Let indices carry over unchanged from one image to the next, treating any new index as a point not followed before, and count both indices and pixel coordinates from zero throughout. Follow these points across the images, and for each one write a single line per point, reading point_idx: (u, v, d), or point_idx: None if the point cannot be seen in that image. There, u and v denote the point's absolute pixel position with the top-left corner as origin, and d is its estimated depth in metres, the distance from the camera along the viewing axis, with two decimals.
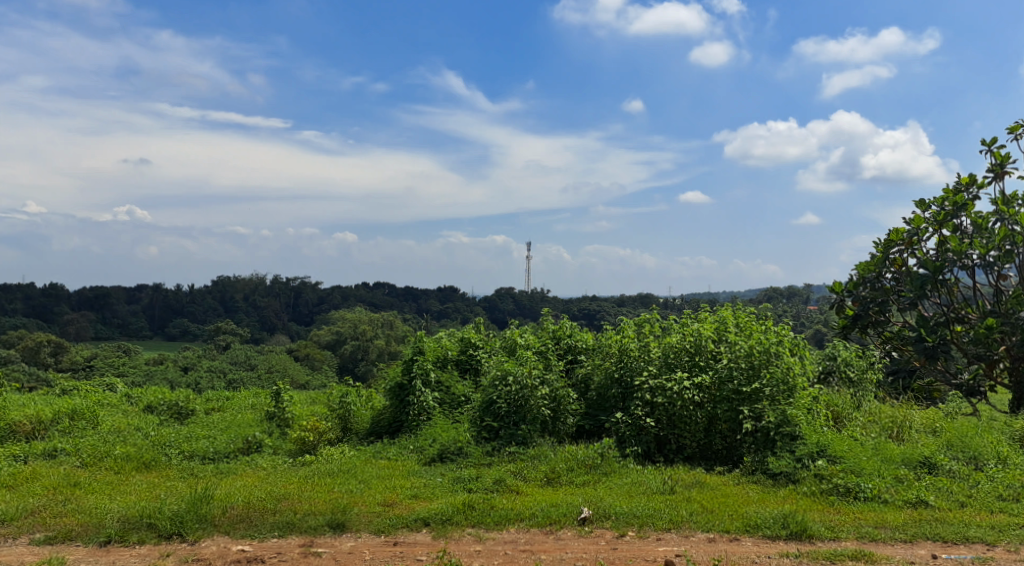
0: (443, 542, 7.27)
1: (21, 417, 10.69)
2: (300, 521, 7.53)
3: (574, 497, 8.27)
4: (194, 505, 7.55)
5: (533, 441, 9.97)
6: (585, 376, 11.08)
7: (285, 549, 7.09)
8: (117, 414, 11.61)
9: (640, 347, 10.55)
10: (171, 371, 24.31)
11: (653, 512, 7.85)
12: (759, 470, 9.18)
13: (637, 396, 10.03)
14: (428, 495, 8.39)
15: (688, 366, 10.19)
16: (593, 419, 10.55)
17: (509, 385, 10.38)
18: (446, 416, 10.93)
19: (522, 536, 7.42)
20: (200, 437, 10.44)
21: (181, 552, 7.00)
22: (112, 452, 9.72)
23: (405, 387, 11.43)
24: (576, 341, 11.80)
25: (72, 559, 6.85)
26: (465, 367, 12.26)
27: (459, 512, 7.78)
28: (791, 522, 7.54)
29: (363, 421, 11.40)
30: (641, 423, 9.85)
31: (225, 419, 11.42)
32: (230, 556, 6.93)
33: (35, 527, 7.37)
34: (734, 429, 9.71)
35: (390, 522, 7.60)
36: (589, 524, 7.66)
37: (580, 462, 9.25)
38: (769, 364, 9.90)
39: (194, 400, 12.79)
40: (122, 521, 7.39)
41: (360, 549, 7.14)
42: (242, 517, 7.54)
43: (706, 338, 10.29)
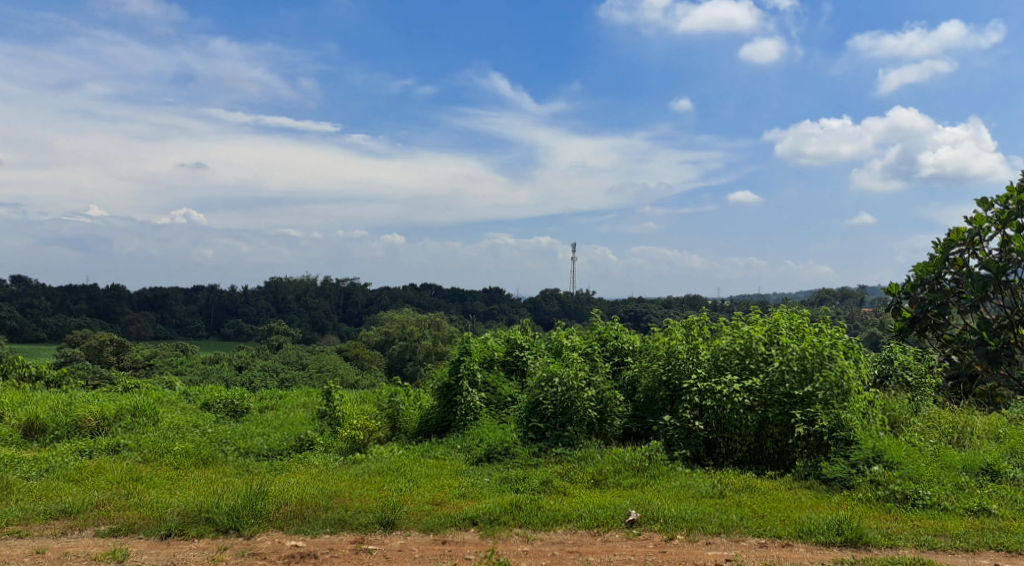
0: (490, 542, 7.31)
1: (87, 413, 11.06)
2: (352, 518, 7.66)
3: (622, 499, 8.25)
4: (250, 501, 7.74)
5: (580, 442, 9.97)
6: (632, 378, 11.00)
7: (337, 545, 7.21)
8: (176, 411, 11.93)
9: (688, 350, 10.42)
10: (226, 370, 24.85)
11: (703, 516, 7.78)
12: (812, 475, 9.05)
13: (685, 400, 9.93)
14: (476, 494, 8.46)
15: (737, 368, 10.07)
16: (640, 421, 10.50)
17: (555, 387, 10.40)
18: (493, 416, 11.00)
19: (570, 537, 7.43)
20: (254, 435, 10.68)
21: (238, 546, 7.16)
22: (172, 448, 10.00)
23: (452, 387, 11.52)
24: (623, 342, 11.74)
25: (135, 551, 7.06)
26: (512, 367, 12.32)
27: (507, 512, 7.82)
28: (847, 529, 7.42)
29: (412, 421, 11.51)
30: (689, 426, 9.75)
31: (278, 418, 11.67)
32: (284, 551, 7.07)
33: (100, 519, 7.62)
34: (786, 433, 9.56)
35: (439, 520, 7.68)
36: (637, 527, 7.63)
37: (627, 464, 9.21)
38: (822, 367, 9.73)
39: (249, 398, 13.09)
40: (181, 515, 7.60)
41: (409, 547, 7.22)
42: (295, 514, 7.68)
43: (756, 340, 10.16)
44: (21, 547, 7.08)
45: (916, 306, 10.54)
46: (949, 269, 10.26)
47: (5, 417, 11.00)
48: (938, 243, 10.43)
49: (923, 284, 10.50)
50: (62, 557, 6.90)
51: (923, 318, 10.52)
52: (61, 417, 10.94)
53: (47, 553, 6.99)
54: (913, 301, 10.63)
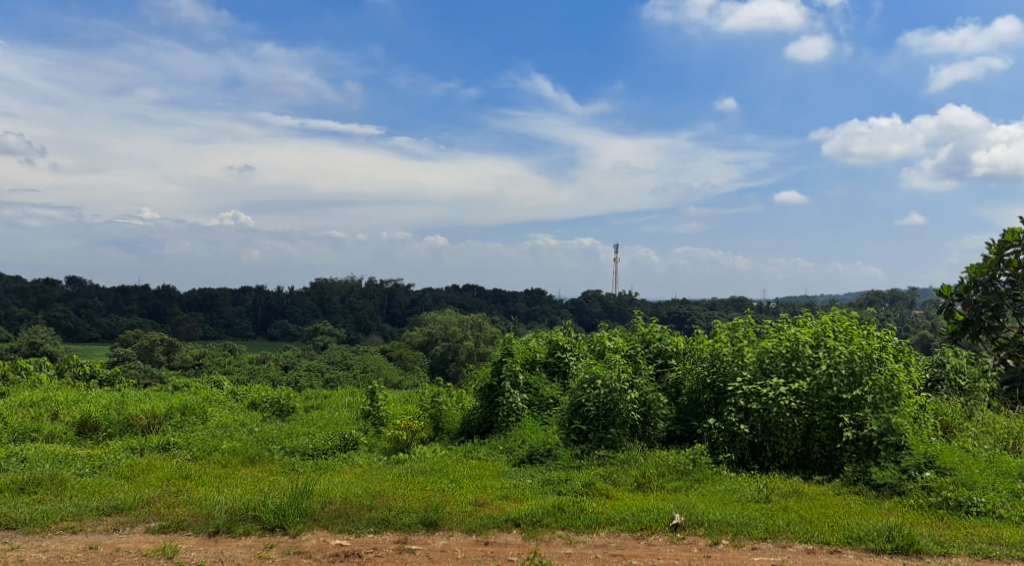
0: (533, 544, 7.30)
1: (138, 412, 11.31)
2: (395, 517, 7.72)
3: (666, 503, 8.17)
4: (296, 500, 7.85)
5: (623, 444, 9.90)
6: (675, 381, 10.86)
7: (381, 545, 7.26)
8: (225, 410, 12.16)
9: (733, 352, 10.26)
10: (273, 370, 25.24)
11: (748, 520, 7.67)
12: (861, 480, 8.87)
13: (730, 402, 9.79)
14: (519, 495, 8.46)
15: (783, 371, 9.88)
16: (684, 424, 10.38)
17: (598, 389, 10.35)
18: (535, 418, 10.99)
19: (614, 540, 7.39)
20: (300, 434, 10.84)
21: (284, 544, 7.26)
22: (219, 447, 10.19)
23: (495, 387, 11.54)
24: (666, 345, 11.62)
25: (184, 548, 7.19)
26: (554, 369, 12.30)
27: (549, 514, 7.80)
28: (897, 535, 7.26)
29: (455, 421, 11.55)
30: (734, 429, 9.60)
31: (323, 417, 11.83)
32: (329, 550, 7.15)
33: (151, 516, 7.79)
34: (834, 437, 9.42)
35: (481, 522, 7.69)
36: (681, 531, 7.54)
37: (671, 467, 9.13)
38: (871, 371, 9.53)
39: (295, 398, 13.28)
40: (229, 513, 7.73)
41: (452, 548, 7.25)
42: (340, 513, 7.77)
43: (803, 343, 9.96)
44: (74, 542, 7.27)
45: (970, 309, 10.23)
46: (1004, 270, 9.94)
47: (60, 415, 11.30)
48: (993, 243, 10.12)
49: (976, 286, 10.18)
50: (114, 553, 7.06)
51: (976, 321, 10.22)
52: (114, 415, 11.21)
53: (100, 548, 7.16)
54: (967, 304, 10.31)
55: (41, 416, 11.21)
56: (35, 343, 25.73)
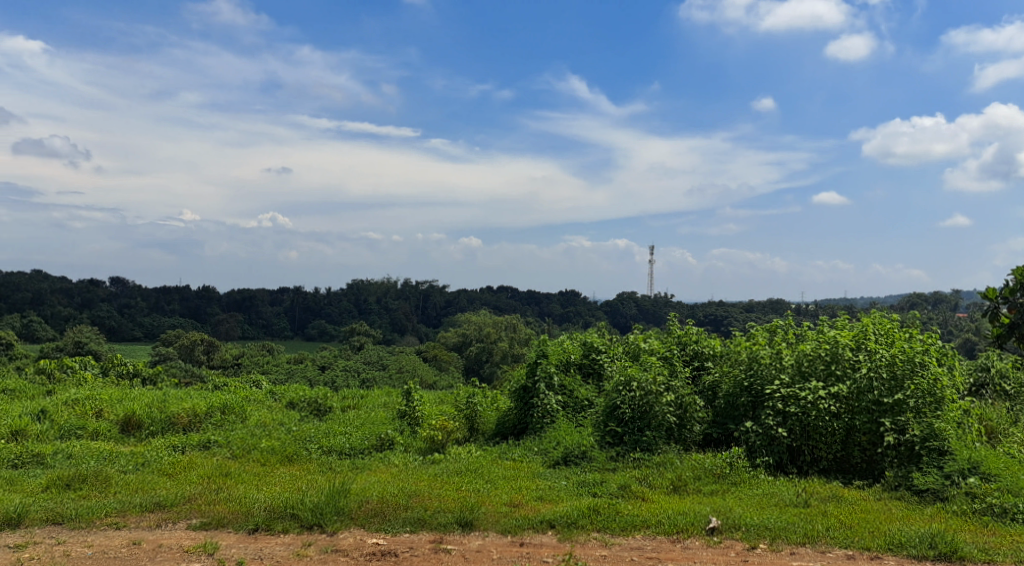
0: (568, 546, 7.29)
1: (180, 411, 11.52)
2: (431, 517, 7.77)
3: (703, 506, 8.11)
4: (333, 498, 7.94)
5: (659, 447, 9.85)
6: (712, 383, 10.75)
7: (417, 544, 7.31)
8: (263, 410, 12.33)
9: (771, 355, 10.15)
10: (310, 370, 25.52)
11: (787, 525, 7.59)
12: (903, 485, 8.73)
13: (768, 405, 9.68)
14: (554, 497, 8.46)
15: (823, 375, 9.73)
16: (721, 427, 10.27)
17: (633, 391, 10.29)
18: (570, 419, 10.97)
19: (650, 543, 7.36)
20: (337, 434, 10.95)
21: (322, 543, 7.35)
22: (258, 445, 10.34)
23: (530, 389, 11.53)
24: (703, 347, 11.51)
25: (224, 544, 7.31)
26: (588, 371, 12.27)
27: (584, 516, 7.79)
28: (940, 542, 7.13)
29: (489, 422, 11.58)
30: (772, 433, 9.49)
31: (360, 417, 11.94)
32: (366, 548, 7.22)
33: (192, 513, 7.94)
34: (875, 442, 9.28)
35: (516, 523, 7.70)
36: (718, 535, 7.48)
37: (707, 471, 9.06)
38: (913, 375, 9.39)
39: (332, 397, 13.42)
40: (269, 511, 7.85)
41: (488, 548, 7.28)
42: (376, 511, 7.84)
43: (843, 346, 9.80)
44: (119, 538, 7.42)
45: (1015, 312, 9.99)
46: None
47: (104, 413, 11.54)
48: None
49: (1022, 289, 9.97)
50: (157, 549, 7.20)
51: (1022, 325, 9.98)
52: (156, 413, 11.43)
53: (143, 544, 7.31)
54: (1012, 307, 10.07)
55: (86, 414, 11.47)
56: (80, 342, 26.30)
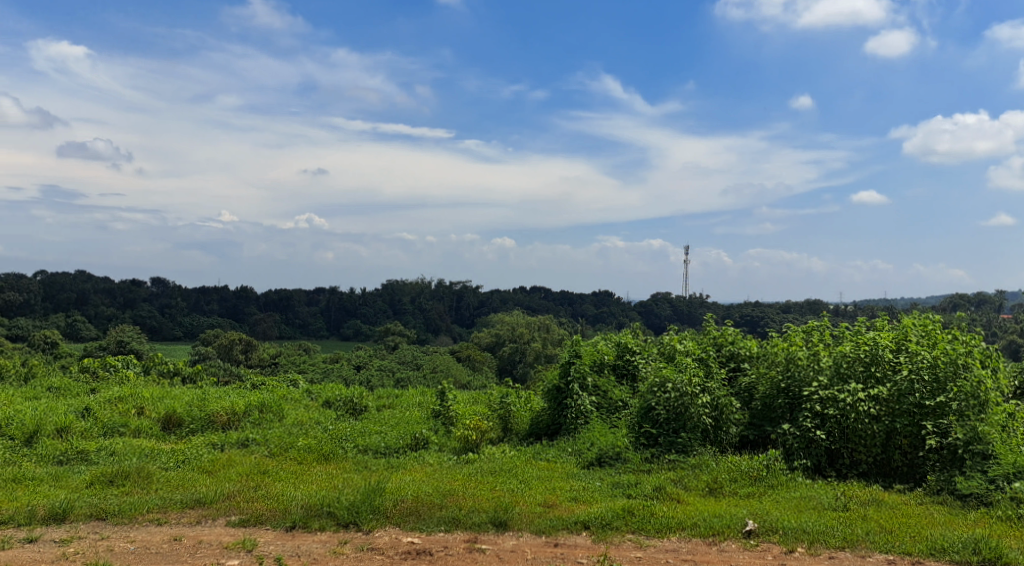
0: (603, 547, 7.27)
1: (219, 409, 11.71)
2: (466, 517, 7.80)
3: (739, 509, 8.03)
4: (369, 497, 8.01)
5: (694, 449, 9.77)
6: (748, 385, 10.63)
7: (451, 544, 7.34)
8: (300, 408, 12.49)
9: (809, 356, 10.02)
10: (346, 369, 25.75)
11: (825, 528, 7.49)
12: (946, 490, 8.57)
13: (806, 408, 9.57)
14: (589, 498, 8.45)
15: (862, 377, 9.59)
16: (757, 429, 10.16)
17: (668, 393, 10.22)
18: (604, 421, 10.94)
19: (685, 545, 7.31)
20: (372, 433, 11.05)
21: (358, 540, 7.42)
22: (296, 444, 10.46)
23: (563, 389, 11.51)
24: (739, 348, 11.39)
25: (263, 541, 7.42)
26: (623, 371, 12.22)
27: (619, 518, 7.76)
28: (984, 548, 6.99)
29: (523, 422, 11.58)
30: (810, 435, 9.39)
31: (395, 417, 12.03)
32: (401, 547, 7.27)
33: (232, 510, 8.06)
34: (916, 445, 9.12)
35: (551, 523, 7.70)
36: (754, 538, 7.42)
37: (744, 473, 8.96)
38: (956, 377, 9.22)
39: (368, 397, 13.54)
40: (305, 508, 7.94)
41: (522, 548, 7.29)
42: (412, 510, 7.90)
43: (883, 347, 9.64)
44: (160, 534, 7.57)
45: None
46: None
47: (146, 411, 11.76)
48: None
49: None
50: (197, 545, 7.33)
51: None
52: (196, 412, 11.62)
53: (184, 540, 7.44)
54: None
55: (128, 411, 11.70)
56: (122, 342, 26.84)
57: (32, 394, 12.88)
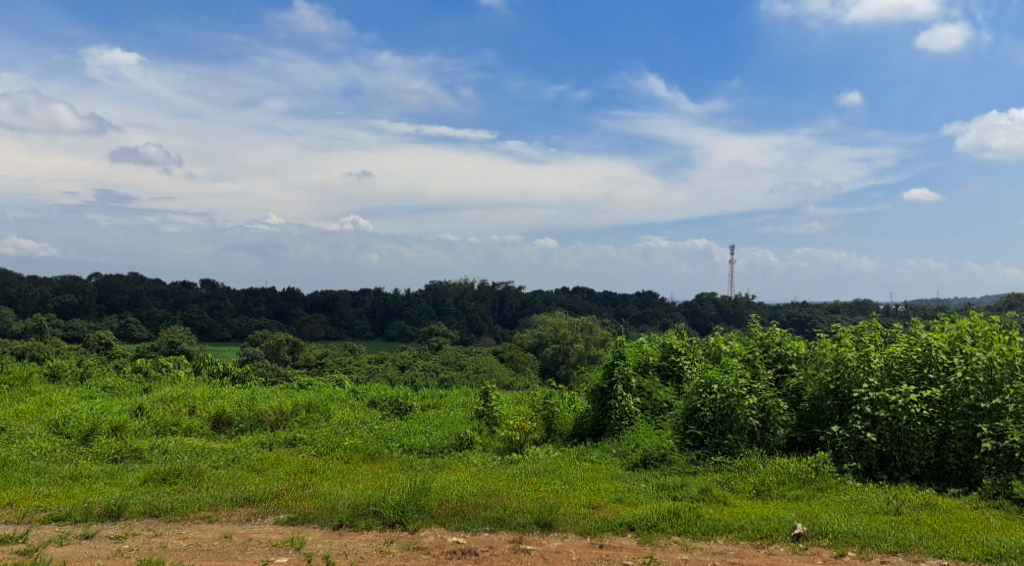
0: (648, 549, 7.23)
1: (267, 409, 11.91)
2: (511, 517, 7.81)
3: (787, 512, 7.91)
4: (414, 497, 8.07)
5: (741, 451, 9.64)
6: (796, 386, 10.47)
7: (496, 544, 7.36)
8: (347, 408, 12.65)
9: (859, 357, 9.74)
10: (391, 370, 25.96)
11: (877, 532, 7.33)
12: (1002, 494, 8.34)
13: (856, 409, 9.38)
14: (633, 499, 8.40)
15: (915, 378, 9.41)
16: (806, 431, 10.01)
17: (714, 394, 10.09)
18: (649, 422, 10.87)
19: (732, 548, 7.22)
20: (417, 433, 11.14)
21: (404, 539, 7.48)
22: (342, 443, 10.57)
23: (607, 390, 11.44)
24: (786, 349, 11.16)
25: (311, 539, 7.52)
26: (668, 373, 12.12)
27: (665, 519, 7.70)
28: None
29: (567, 423, 11.56)
30: (861, 438, 9.22)
31: (439, 417, 12.10)
32: (446, 547, 7.31)
33: (280, 508, 8.19)
34: (971, 448, 8.89)
35: (595, 524, 7.68)
36: (804, 541, 7.30)
37: (792, 475, 8.82)
38: (1013, 379, 8.92)
39: (413, 396, 13.64)
40: (352, 507, 8.03)
41: (567, 549, 7.28)
42: (457, 510, 7.95)
43: (936, 349, 9.46)
44: (211, 531, 7.72)
45: None
46: None
47: (197, 410, 12.01)
48: None
49: None
50: (247, 542, 7.46)
51: None
52: (245, 411, 11.84)
53: (234, 537, 7.58)
54: None
55: (180, 411, 11.96)
56: (173, 342, 27.42)
57: (88, 393, 13.24)
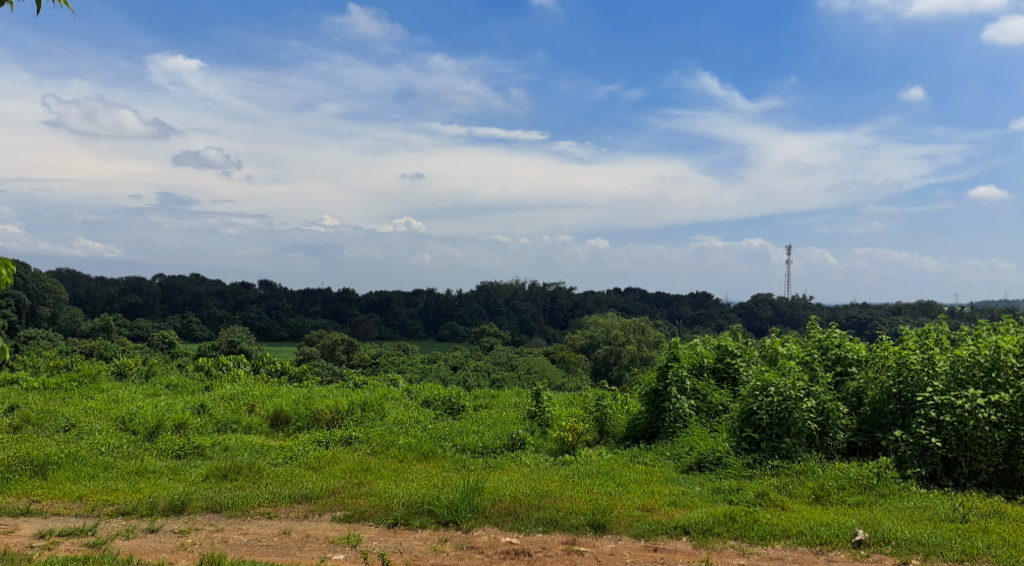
0: (704, 553, 7.15)
1: (323, 408, 12.10)
2: (563, 519, 7.80)
3: (847, 518, 7.73)
4: (468, 496, 8.12)
5: (799, 455, 9.44)
6: (856, 390, 10.17)
7: (550, 544, 7.36)
8: (401, 407, 12.79)
9: (923, 361, 9.54)
10: (443, 369, 26.14)
11: (942, 540, 7.12)
12: None
13: (919, 414, 9.12)
14: (688, 503, 8.31)
15: (982, 382, 9.11)
16: (867, 435, 9.77)
17: (771, 397, 9.89)
18: (704, 425, 10.75)
19: (790, 553, 7.11)
20: (470, 433, 11.20)
21: (458, 539, 7.53)
22: (396, 443, 10.68)
23: (661, 393, 11.31)
24: (846, 351, 10.92)
25: (367, 537, 7.62)
26: (723, 375, 11.96)
27: (720, 523, 7.60)
28: None
29: (620, 425, 11.48)
30: (925, 443, 8.94)
31: (492, 417, 12.15)
32: (500, 547, 7.33)
33: (337, 505, 8.32)
34: None
35: (650, 527, 7.62)
36: (865, 548, 7.13)
37: (852, 481, 8.62)
38: None
39: (466, 396, 13.71)
40: (407, 506, 8.11)
41: (621, 551, 7.24)
42: (509, 511, 7.96)
43: (1006, 351, 9.14)
44: (270, 527, 7.88)
45: None
46: None
47: (256, 408, 12.27)
48: None
49: None
50: (305, 539, 7.60)
51: None
52: (302, 410, 12.05)
53: (293, 533, 7.73)
54: None
55: (239, 409, 12.22)
56: (233, 342, 28.06)
57: (152, 391, 13.62)
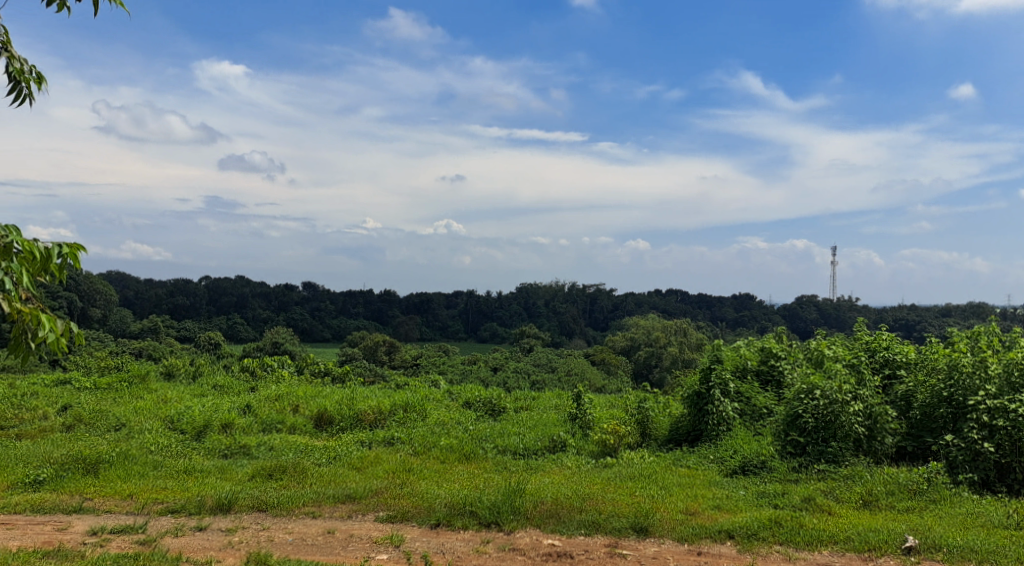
0: (749, 558, 7.06)
1: (366, 408, 12.21)
2: (606, 521, 7.76)
3: (897, 524, 7.56)
4: (509, 498, 8.14)
5: (846, 460, 9.27)
6: (905, 393, 9.96)
7: (591, 547, 7.33)
8: (442, 409, 12.85)
9: (975, 363, 9.30)
10: (483, 370, 26.22)
11: (996, 548, 6.93)
12: None
13: (971, 418, 8.89)
14: (732, 506, 8.21)
15: None
16: (917, 440, 9.54)
17: (817, 400, 9.74)
18: (747, 428, 10.63)
19: (837, 559, 6.98)
20: (511, 434, 11.21)
21: (500, 540, 7.53)
22: (438, 443, 10.74)
23: (702, 395, 11.13)
24: (895, 354, 10.71)
25: (409, 538, 7.67)
26: (767, 377, 11.81)
27: (766, 528, 7.49)
28: None
29: (662, 428, 11.39)
30: (977, 448, 8.70)
31: (533, 418, 12.15)
32: (542, 549, 7.32)
33: (380, 505, 8.40)
34: None
35: (693, 531, 7.54)
36: (916, 555, 6.97)
37: (902, 486, 8.42)
38: None
39: (506, 398, 13.73)
40: (448, 506, 8.15)
41: (664, 555, 7.18)
42: (551, 513, 7.95)
43: None
44: (315, 526, 7.98)
45: None
46: None
47: (300, 409, 12.42)
48: None
49: None
50: (348, 538, 7.68)
51: None
52: (345, 410, 12.17)
53: (337, 533, 7.81)
54: None
55: (284, 409, 12.39)
56: (277, 343, 28.48)
57: (200, 391, 13.88)
